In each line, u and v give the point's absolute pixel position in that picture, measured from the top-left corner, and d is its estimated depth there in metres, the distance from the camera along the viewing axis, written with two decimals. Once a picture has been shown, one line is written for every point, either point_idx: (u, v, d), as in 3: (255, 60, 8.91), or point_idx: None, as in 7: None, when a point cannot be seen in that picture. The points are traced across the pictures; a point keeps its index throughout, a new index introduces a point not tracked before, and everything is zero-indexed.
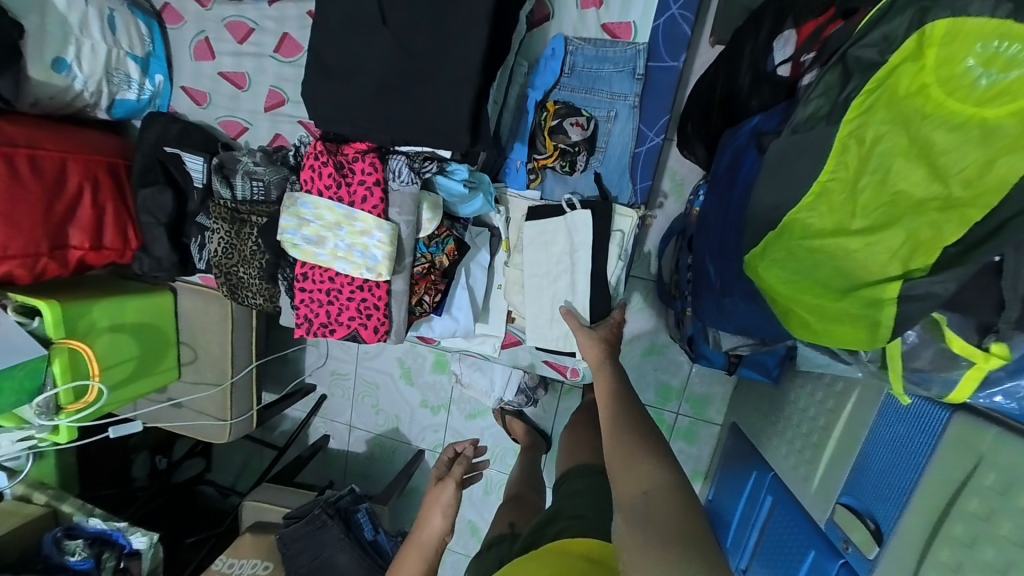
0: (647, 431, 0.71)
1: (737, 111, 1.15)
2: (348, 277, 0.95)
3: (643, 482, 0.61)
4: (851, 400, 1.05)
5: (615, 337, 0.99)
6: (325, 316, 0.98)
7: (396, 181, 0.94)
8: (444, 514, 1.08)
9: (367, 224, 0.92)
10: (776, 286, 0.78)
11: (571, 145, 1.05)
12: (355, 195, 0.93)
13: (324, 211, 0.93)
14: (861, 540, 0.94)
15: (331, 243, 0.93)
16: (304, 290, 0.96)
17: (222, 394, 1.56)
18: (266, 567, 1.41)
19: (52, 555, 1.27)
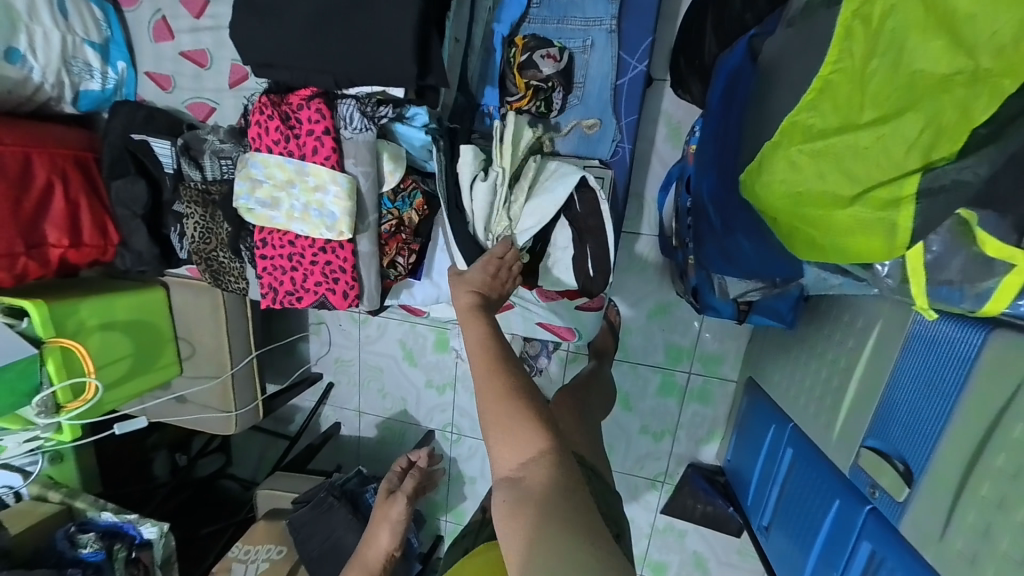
0: (518, 393, 0.71)
1: (730, 30, 1.06)
2: (309, 239, 0.90)
3: (518, 454, 0.68)
4: (872, 336, 0.97)
5: (491, 278, 0.85)
6: (290, 283, 0.94)
7: (348, 129, 0.88)
8: (390, 532, 1.14)
9: (321, 178, 0.87)
10: (774, 202, 0.68)
11: (544, 80, 0.97)
12: (305, 147, 0.87)
13: (275, 168, 0.88)
14: (889, 483, 0.86)
15: (287, 204, 0.88)
16: (266, 256, 0.93)
17: (223, 385, 1.56)
18: (279, 552, 1.42)
19: (64, 550, 1.30)
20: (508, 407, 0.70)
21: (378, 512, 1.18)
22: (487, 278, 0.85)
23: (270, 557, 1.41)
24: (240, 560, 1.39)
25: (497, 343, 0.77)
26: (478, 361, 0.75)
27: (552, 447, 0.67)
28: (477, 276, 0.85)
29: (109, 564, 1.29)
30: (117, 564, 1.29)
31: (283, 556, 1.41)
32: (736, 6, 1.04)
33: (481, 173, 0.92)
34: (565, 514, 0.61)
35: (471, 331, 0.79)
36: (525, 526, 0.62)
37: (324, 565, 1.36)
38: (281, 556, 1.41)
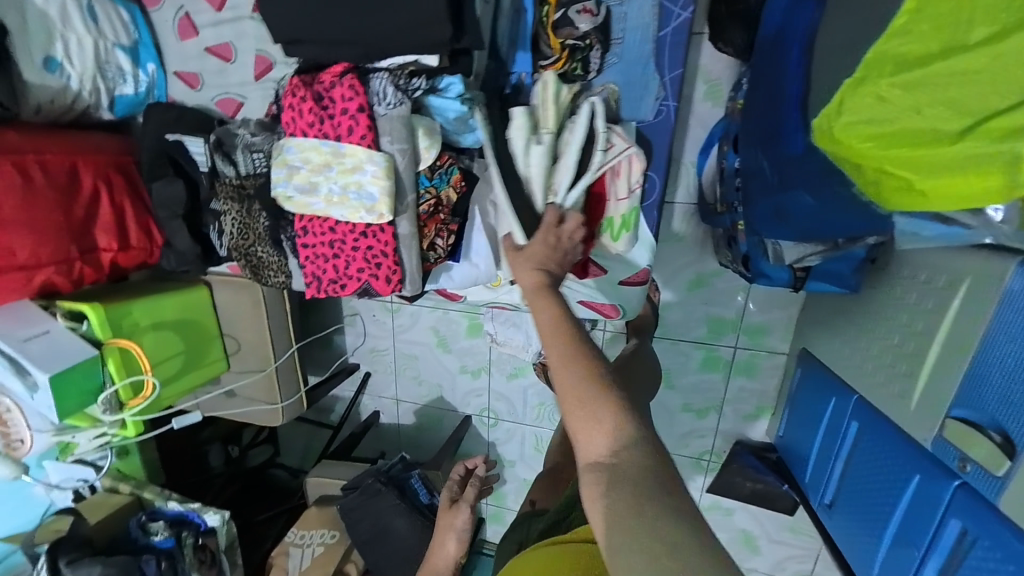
0: (596, 376, 0.65)
1: None
2: (349, 224, 0.88)
3: (603, 443, 0.61)
4: (959, 295, 0.88)
5: (553, 251, 0.82)
6: (333, 271, 0.92)
7: (382, 105, 0.84)
8: (458, 542, 0.95)
9: (357, 159, 0.84)
10: (858, 148, 0.61)
11: (580, 38, 0.92)
12: (340, 127, 0.85)
13: (311, 152, 0.86)
14: (985, 456, 0.79)
15: (325, 188, 0.86)
16: (308, 245, 0.91)
17: (268, 378, 1.60)
18: (333, 536, 1.43)
19: (138, 536, 1.37)
20: (584, 392, 0.64)
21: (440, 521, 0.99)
22: (549, 251, 0.82)
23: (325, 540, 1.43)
24: (296, 544, 1.42)
25: (575, 327, 0.71)
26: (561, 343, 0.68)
27: (640, 436, 0.61)
28: (538, 250, 0.82)
29: (178, 550, 1.35)
30: (186, 550, 1.35)
31: (336, 540, 1.43)
32: None
33: (534, 139, 0.90)
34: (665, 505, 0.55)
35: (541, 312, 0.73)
36: (611, 514, 0.56)
37: (376, 546, 1.38)
38: (335, 540, 1.43)
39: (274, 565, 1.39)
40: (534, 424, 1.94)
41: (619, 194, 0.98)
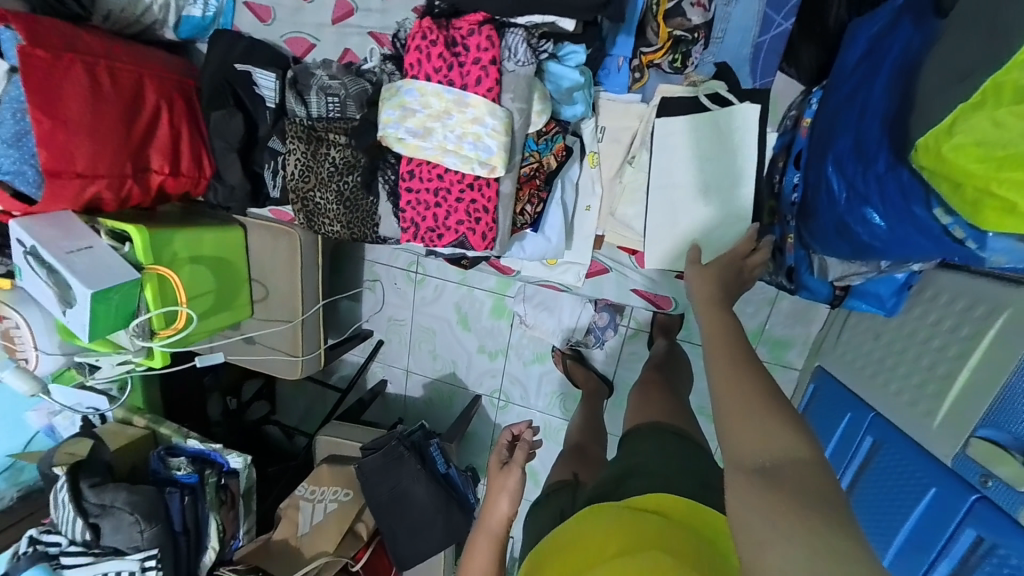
0: (759, 386, 0.61)
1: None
2: (458, 174, 0.88)
3: (764, 442, 0.56)
4: (995, 325, 0.97)
5: (733, 275, 0.83)
6: (432, 220, 0.92)
7: (512, 60, 0.86)
8: (511, 500, 0.99)
9: (479, 110, 0.85)
10: (968, 164, 0.66)
11: (689, 31, 0.96)
12: (468, 76, 0.85)
13: (431, 97, 0.86)
14: (1010, 473, 0.86)
15: (439, 135, 0.86)
16: (411, 189, 0.91)
17: (293, 330, 1.57)
18: (346, 494, 1.40)
19: (159, 469, 1.34)
20: (740, 391, 0.61)
21: (493, 481, 1.04)
22: (733, 275, 0.83)
23: (338, 498, 1.39)
24: (306, 500, 1.38)
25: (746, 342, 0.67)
26: (723, 348, 0.67)
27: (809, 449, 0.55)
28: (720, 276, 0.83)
29: (201, 487, 1.31)
30: (209, 489, 1.32)
31: (350, 499, 1.39)
32: None
33: None
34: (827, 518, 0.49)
35: (707, 320, 0.72)
36: (757, 503, 0.52)
37: (391, 513, 1.34)
38: (348, 498, 1.39)
39: (285, 516, 1.36)
40: (544, 411, 1.96)
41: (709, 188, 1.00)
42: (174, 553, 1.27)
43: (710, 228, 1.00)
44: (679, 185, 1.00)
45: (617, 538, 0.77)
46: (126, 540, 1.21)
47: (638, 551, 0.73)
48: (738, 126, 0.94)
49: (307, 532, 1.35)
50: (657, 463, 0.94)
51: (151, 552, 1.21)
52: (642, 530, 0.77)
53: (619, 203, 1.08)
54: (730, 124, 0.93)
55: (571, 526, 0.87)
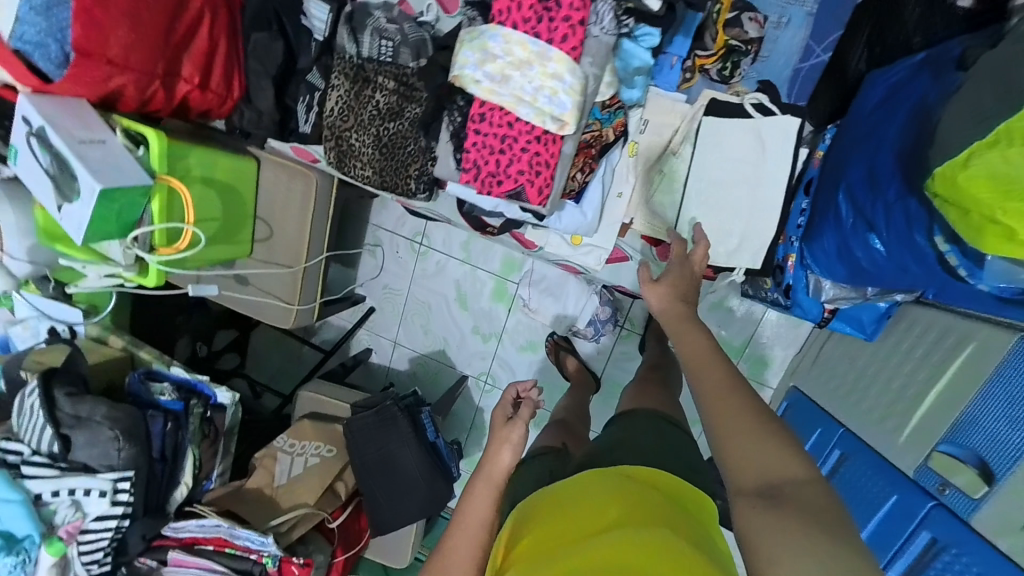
0: (750, 407, 0.63)
1: (890, 50, 1.19)
2: (528, 125, 0.91)
3: (765, 467, 0.59)
4: (963, 354, 1.07)
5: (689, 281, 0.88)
6: (494, 166, 0.94)
7: (597, 25, 0.89)
8: (514, 453, 1.00)
9: (561, 66, 0.87)
10: (978, 191, 0.75)
11: (743, 42, 1.03)
12: (555, 32, 0.88)
13: (515, 46, 0.88)
14: (966, 482, 0.96)
15: (518, 83, 0.89)
16: (480, 132, 0.94)
17: (294, 277, 1.52)
18: (329, 451, 1.35)
19: (138, 393, 1.22)
20: (733, 415, 0.63)
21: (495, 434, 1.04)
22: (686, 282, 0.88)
23: (320, 454, 1.34)
24: (285, 452, 1.33)
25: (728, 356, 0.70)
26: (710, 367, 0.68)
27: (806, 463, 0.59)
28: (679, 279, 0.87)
29: (184, 417, 1.21)
30: (193, 420, 1.23)
31: (333, 456, 1.34)
32: (906, 28, 1.17)
33: None
34: (831, 531, 0.53)
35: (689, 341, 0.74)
36: (772, 528, 0.54)
37: (374, 475, 1.31)
38: (332, 454, 1.35)
39: (261, 465, 1.30)
40: None
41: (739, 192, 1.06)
42: (149, 482, 1.15)
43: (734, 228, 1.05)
44: (717, 184, 1.05)
45: (616, 500, 0.80)
46: (102, 458, 1.08)
47: (637, 515, 0.76)
48: (780, 137, 1.01)
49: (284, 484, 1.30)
50: (646, 438, 1.03)
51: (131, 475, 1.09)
52: (640, 495, 0.81)
53: (658, 191, 1.10)
54: (773, 133, 1.00)
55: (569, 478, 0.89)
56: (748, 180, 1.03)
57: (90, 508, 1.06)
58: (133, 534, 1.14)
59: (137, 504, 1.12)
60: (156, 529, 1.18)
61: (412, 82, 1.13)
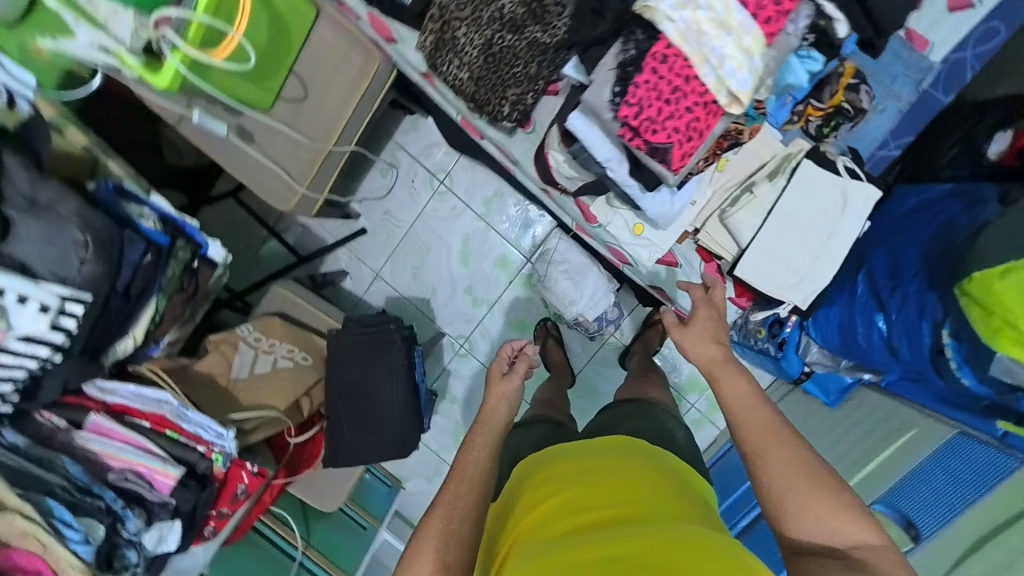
0: (812, 476, 0.61)
1: (922, 169, 1.37)
2: (701, 90, 0.78)
3: (825, 533, 0.58)
4: (905, 436, 1.22)
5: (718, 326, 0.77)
6: (654, 113, 0.78)
7: (794, 25, 0.78)
8: (510, 406, 0.97)
9: (756, 43, 0.75)
10: (1011, 300, 0.85)
11: (854, 108, 1.10)
12: (762, 8, 0.74)
13: (722, 3, 0.74)
14: (895, 534, 1.19)
15: (710, 42, 0.75)
16: (656, 71, 0.77)
17: (314, 157, 1.30)
18: (304, 359, 1.17)
19: (104, 204, 0.92)
20: (794, 481, 0.60)
21: (489, 388, 1.00)
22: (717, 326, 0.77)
23: (293, 357, 1.16)
24: (247, 343, 1.14)
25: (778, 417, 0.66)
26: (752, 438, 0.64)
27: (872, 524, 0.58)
28: (709, 323, 0.76)
29: (167, 256, 0.97)
30: (174, 264, 0.99)
31: (309, 365, 1.17)
32: (939, 157, 1.34)
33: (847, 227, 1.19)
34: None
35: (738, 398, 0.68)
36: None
37: (352, 400, 1.15)
38: (307, 364, 1.17)
39: (214, 350, 1.11)
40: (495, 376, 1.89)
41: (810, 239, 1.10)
42: (99, 318, 0.89)
43: (793, 271, 1.09)
44: (804, 225, 1.07)
45: (624, 479, 0.78)
46: (52, 265, 0.81)
47: (646, 497, 0.74)
48: (861, 205, 1.05)
49: (244, 377, 1.13)
50: (646, 429, 1.02)
51: (86, 299, 0.84)
52: (651, 474, 0.79)
53: (740, 209, 1.09)
54: (858, 198, 1.05)
55: (571, 449, 0.88)
56: (827, 233, 1.07)
57: (16, 323, 0.79)
58: (54, 376, 0.87)
59: (78, 338, 0.86)
60: (82, 380, 0.92)
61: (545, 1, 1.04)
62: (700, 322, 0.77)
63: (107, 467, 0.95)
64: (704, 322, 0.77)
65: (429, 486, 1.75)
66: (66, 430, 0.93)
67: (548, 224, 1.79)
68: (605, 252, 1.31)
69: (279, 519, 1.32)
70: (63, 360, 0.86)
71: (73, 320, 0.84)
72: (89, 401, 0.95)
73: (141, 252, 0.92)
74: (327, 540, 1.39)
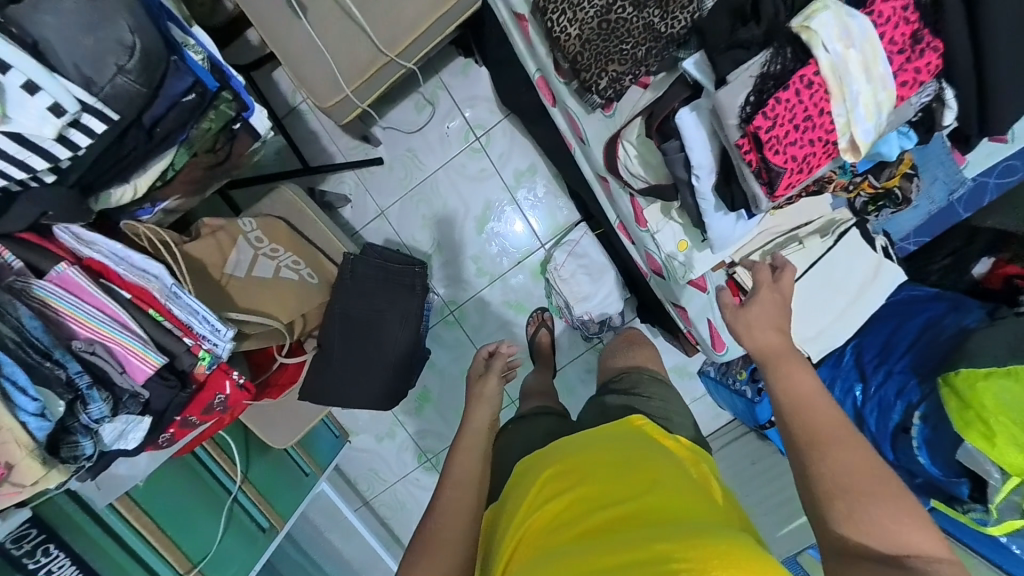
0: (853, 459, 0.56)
1: None
2: (827, 128, 0.78)
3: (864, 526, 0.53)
4: None
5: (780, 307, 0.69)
6: (781, 135, 0.77)
7: (918, 97, 0.81)
8: (492, 405, 0.82)
9: (888, 100, 0.77)
10: (987, 401, 0.95)
11: (902, 196, 1.14)
12: (902, 70, 0.76)
13: (873, 50, 0.75)
14: None
15: (852, 85, 0.75)
16: (796, 95, 0.76)
17: (372, 62, 1.14)
18: (309, 275, 1.03)
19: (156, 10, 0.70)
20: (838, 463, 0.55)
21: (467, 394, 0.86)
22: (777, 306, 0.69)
23: (298, 271, 1.02)
24: (247, 240, 0.99)
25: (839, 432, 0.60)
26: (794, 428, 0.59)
27: None
28: (770, 309, 0.68)
29: (207, 109, 0.77)
30: (212, 123, 0.79)
31: (317, 284, 1.04)
32: None
33: None
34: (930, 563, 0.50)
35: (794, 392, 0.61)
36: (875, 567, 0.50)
37: (356, 332, 1.05)
38: (314, 283, 1.03)
39: (201, 244, 0.94)
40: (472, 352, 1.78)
41: (836, 305, 1.15)
42: (111, 149, 0.70)
43: (813, 329, 1.16)
44: (835, 288, 1.14)
45: (614, 476, 0.59)
46: (82, 61, 0.63)
47: (647, 495, 0.55)
48: (886, 282, 1.15)
49: (240, 276, 0.96)
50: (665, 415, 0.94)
51: (111, 119, 0.66)
52: (647, 463, 0.61)
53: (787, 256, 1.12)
54: (885, 278, 1.14)
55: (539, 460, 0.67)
56: (852, 301, 1.15)
57: (15, 115, 0.59)
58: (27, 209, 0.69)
59: (82, 162, 0.69)
60: (63, 219, 0.72)
61: None
62: (761, 302, 0.69)
63: (71, 333, 0.72)
64: (766, 302, 0.68)
65: (376, 446, 1.60)
66: (23, 275, 0.72)
67: (575, 216, 1.67)
68: (638, 259, 1.25)
69: (220, 447, 1.20)
70: (53, 184, 0.69)
71: (86, 139, 0.66)
72: (57, 249, 0.75)
73: (188, 95, 0.72)
74: (265, 477, 1.29)
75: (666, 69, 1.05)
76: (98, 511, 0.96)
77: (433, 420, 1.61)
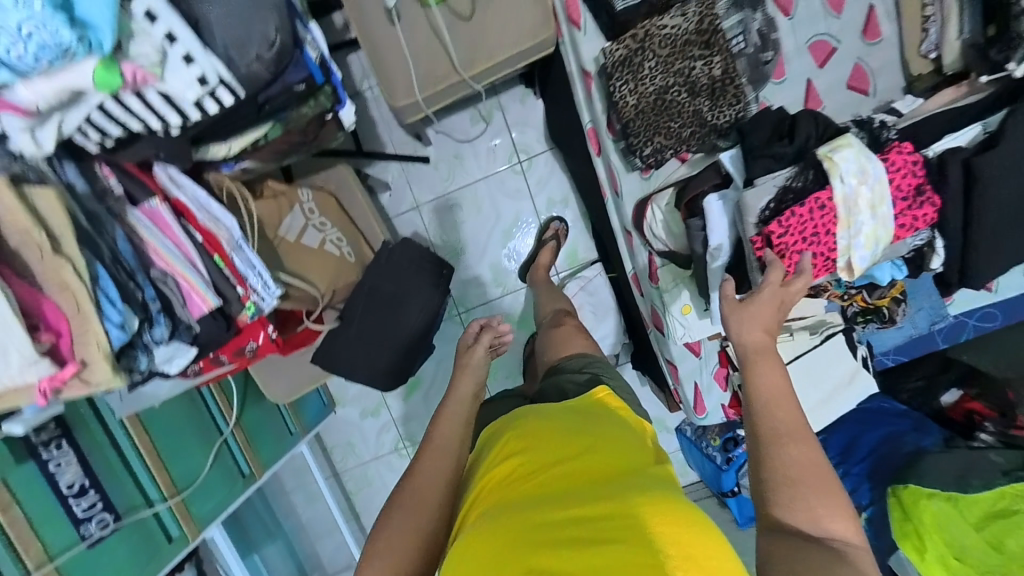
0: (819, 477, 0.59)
1: None
2: (832, 245, 0.89)
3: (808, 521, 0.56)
4: None
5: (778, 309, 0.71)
6: (791, 243, 0.87)
7: (913, 239, 0.92)
8: (476, 379, 0.81)
9: (886, 236, 0.88)
10: (924, 515, 1.05)
11: (890, 316, 1.19)
12: (903, 216, 0.88)
13: (883, 192, 0.86)
14: None
15: (860, 216, 0.86)
16: (813, 212, 0.86)
17: (446, 77, 1.23)
18: (349, 251, 1.14)
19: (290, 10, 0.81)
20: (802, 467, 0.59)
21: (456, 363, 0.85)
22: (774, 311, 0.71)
23: (340, 246, 1.13)
24: (303, 207, 1.10)
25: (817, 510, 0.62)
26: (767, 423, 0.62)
27: None
28: (767, 308, 0.71)
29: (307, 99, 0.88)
30: (307, 109, 0.89)
31: (352, 261, 1.14)
32: None
33: None
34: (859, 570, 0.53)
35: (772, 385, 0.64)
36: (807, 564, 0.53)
37: (376, 312, 1.13)
38: (352, 259, 1.15)
39: (268, 200, 1.08)
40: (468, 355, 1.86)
41: (810, 398, 1.26)
42: (227, 116, 0.80)
43: None
44: (812, 384, 1.25)
45: (573, 439, 0.66)
46: (231, 44, 0.71)
47: (602, 458, 0.63)
48: (854, 389, 1.26)
49: (290, 239, 1.08)
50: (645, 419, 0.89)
51: (239, 95, 0.73)
52: (595, 427, 0.68)
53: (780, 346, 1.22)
54: (858, 386, 1.25)
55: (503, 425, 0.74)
56: (825, 400, 1.26)
57: (169, 79, 0.66)
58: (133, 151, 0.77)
59: (203, 124, 0.77)
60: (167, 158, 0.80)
61: (731, 83, 1.09)
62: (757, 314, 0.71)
63: (150, 260, 0.79)
64: (763, 313, 0.70)
65: (359, 420, 1.67)
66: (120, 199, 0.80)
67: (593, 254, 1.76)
68: (644, 310, 1.35)
69: (221, 389, 1.28)
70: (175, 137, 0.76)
71: (215, 108, 0.73)
72: (152, 181, 0.85)
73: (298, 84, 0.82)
74: (254, 424, 1.36)
75: (704, 151, 1.17)
76: (111, 424, 1.03)
77: (418, 409, 1.68)
